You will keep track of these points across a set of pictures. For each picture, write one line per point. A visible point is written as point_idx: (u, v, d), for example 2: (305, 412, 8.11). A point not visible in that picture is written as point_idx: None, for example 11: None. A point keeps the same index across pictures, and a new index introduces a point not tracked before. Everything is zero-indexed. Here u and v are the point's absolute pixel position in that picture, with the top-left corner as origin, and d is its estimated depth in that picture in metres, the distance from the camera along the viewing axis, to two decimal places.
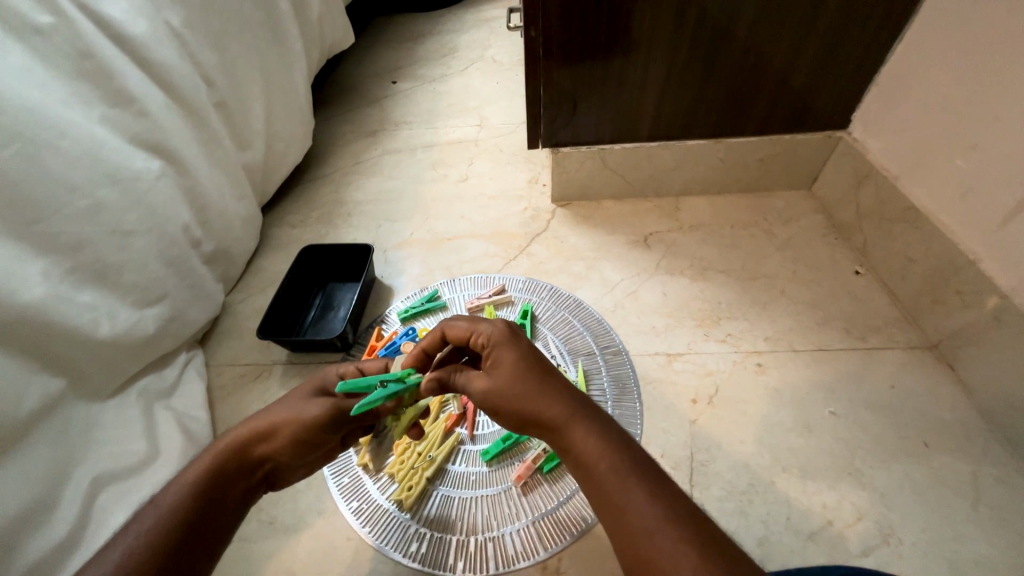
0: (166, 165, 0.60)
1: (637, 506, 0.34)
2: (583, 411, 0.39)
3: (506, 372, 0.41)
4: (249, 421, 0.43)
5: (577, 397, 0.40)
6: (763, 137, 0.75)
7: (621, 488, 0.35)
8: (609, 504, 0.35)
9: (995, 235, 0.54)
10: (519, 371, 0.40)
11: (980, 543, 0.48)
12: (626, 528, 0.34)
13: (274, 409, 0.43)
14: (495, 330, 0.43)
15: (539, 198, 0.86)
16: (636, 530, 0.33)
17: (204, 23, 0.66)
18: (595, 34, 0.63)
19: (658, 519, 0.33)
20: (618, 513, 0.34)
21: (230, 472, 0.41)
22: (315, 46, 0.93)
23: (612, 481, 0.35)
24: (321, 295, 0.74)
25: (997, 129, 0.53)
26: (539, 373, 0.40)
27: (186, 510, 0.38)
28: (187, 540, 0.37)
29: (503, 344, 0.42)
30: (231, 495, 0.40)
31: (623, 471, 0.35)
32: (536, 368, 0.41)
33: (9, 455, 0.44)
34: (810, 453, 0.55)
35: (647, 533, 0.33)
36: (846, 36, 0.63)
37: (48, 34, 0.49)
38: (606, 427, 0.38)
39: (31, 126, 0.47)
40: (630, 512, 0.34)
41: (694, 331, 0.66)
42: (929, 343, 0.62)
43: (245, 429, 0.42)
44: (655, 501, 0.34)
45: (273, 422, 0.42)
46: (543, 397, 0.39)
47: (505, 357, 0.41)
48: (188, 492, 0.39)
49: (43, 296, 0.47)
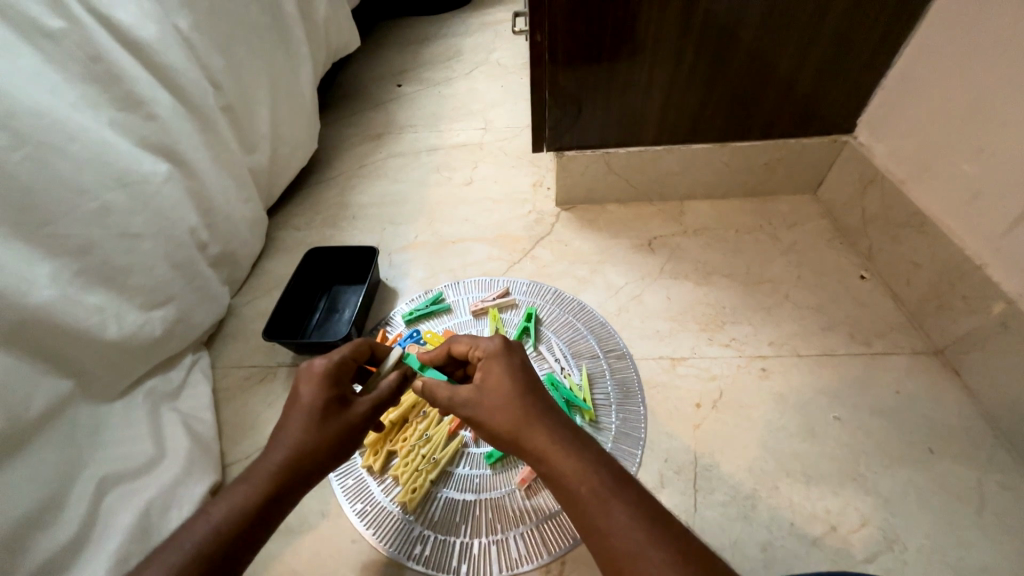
0: (173, 168, 0.60)
1: (619, 529, 0.34)
2: (563, 435, 0.39)
3: (492, 392, 0.41)
4: (279, 441, 0.41)
5: (556, 420, 0.40)
6: (769, 141, 0.75)
7: (605, 510, 0.35)
8: (593, 528, 0.35)
9: (1001, 240, 0.54)
10: (504, 390, 0.41)
11: (986, 551, 0.48)
12: (608, 552, 0.34)
13: (299, 428, 0.42)
14: (488, 346, 0.45)
15: (544, 201, 0.86)
16: (619, 554, 0.34)
17: (211, 27, 0.66)
18: (600, 38, 0.63)
19: (640, 543, 0.33)
20: (600, 537, 0.35)
21: (270, 496, 0.40)
22: (321, 49, 0.94)
23: (595, 504, 0.35)
24: (326, 297, 0.75)
25: (1004, 134, 0.53)
26: (525, 391, 0.41)
27: (229, 535, 0.38)
28: (234, 566, 0.37)
29: (484, 373, 0.43)
30: (273, 517, 0.40)
31: (603, 494, 0.36)
32: (522, 387, 0.41)
33: (18, 455, 0.44)
34: (814, 458, 0.55)
35: (629, 556, 0.33)
36: (852, 41, 0.63)
37: (58, 38, 0.50)
38: (591, 449, 0.38)
39: (42, 130, 0.48)
40: (612, 535, 0.34)
41: (698, 335, 0.66)
42: (934, 349, 0.62)
43: (277, 450, 0.41)
44: (636, 523, 0.34)
45: (306, 441, 0.41)
46: (523, 421, 0.39)
47: (493, 373, 0.42)
48: (234, 518, 0.38)
49: (52, 297, 0.47)
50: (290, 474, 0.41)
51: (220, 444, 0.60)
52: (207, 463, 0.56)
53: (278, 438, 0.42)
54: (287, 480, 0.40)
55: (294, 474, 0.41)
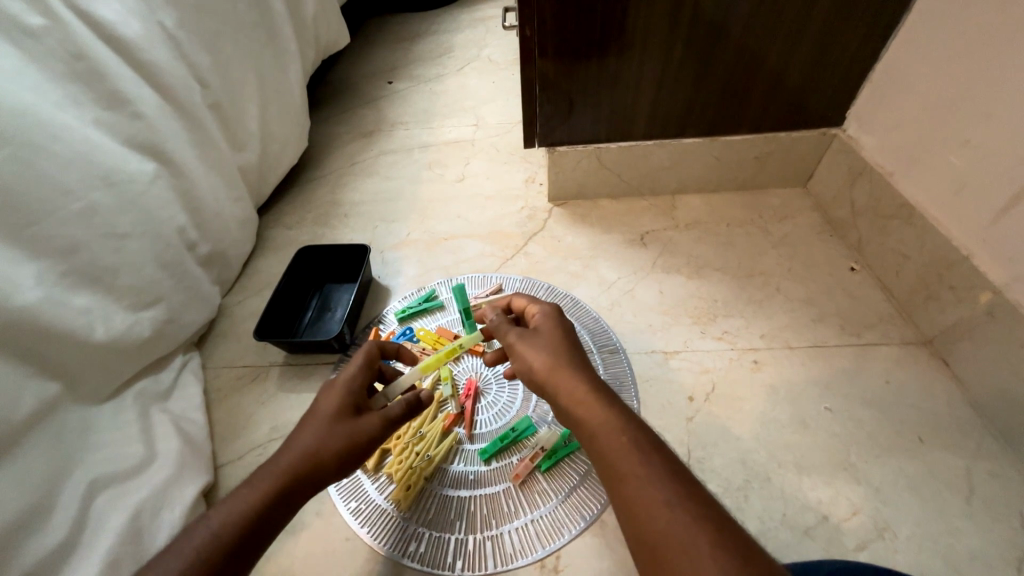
0: (160, 167, 0.60)
1: (645, 479, 0.34)
2: (598, 393, 0.40)
3: (536, 345, 0.44)
4: (286, 453, 0.42)
5: (599, 384, 0.41)
6: (758, 135, 0.75)
7: (632, 463, 0.35)
8: (619, 475, 0.35)
9: (988, 231, 0.55)
10: (549, 345, 0.44)
11: (973, 536, 0.49)
12: (638, 498, 0.34)
13: (314, 429, 0.42)
14: (544, 307, 0.48)
15: (536, 197, 0.86)
16: (642, 500, 0.34)
17: (198, 24, 0.66)
18: (590, 34, 0.63)
19: (670, 493, 0.33)
20: (625, 485, 0.35)
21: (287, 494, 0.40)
22: (309, 45, 0.93)
23: (634, 457, 0.36)
24: (318, 296, 0.74)
25: (989, 126, 0.53)
26: (570, 350, 0.44)
27: (233, 538, 0.38)
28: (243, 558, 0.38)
29: (550, 319, 0.47)
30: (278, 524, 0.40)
31: (632, 449, 0.36)
32: (569, 350, 0.43)
33: (7, 461, 0.44)
34: (805, 449, 0.55)
35: (655, 504, 0.33)
36: (839, 34, 0.63)
37: (40, 36, 0.49)
38: (629, 413, 0.39)
39: (23, 129, 0.47)
40: (650, 486, 0.34)
41: (691, 329, 0.66)
42: (923, 339, 0.63)
43: (284, 457, 0.41)
44: (662, 478, 0.34)
45: (312, 451, 0.41)
46: (565, 370, 0.42)
47: (546, 328, 0.46)
48: (245, 517, 0.39)
49: (38, 298, 0.47)
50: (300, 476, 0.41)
51: (211, 445, 0.59)
52: (199, 464, 0.56)
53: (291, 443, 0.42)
54: (292, 487, 0.40)
55: (299, 481, 0.41)
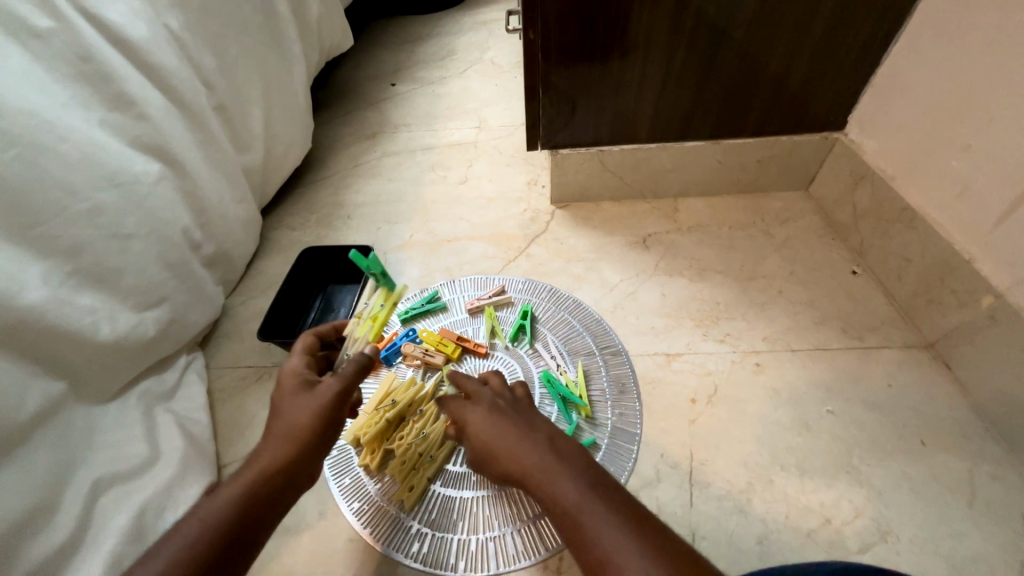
0: (165, 167, 0.60)
1: (598, 533, 0.34)
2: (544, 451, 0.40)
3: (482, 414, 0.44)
4: (268, 439, 0.41)
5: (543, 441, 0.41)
6: (760, 139, 0.75)
7: (585, 517, 0.35)
8: (574, 535, 0.35)
9: (990, 235, 0.55)
10: (491, 412, 0.44)
11: (976, 538, 0.49)
12: (596, 556, 0.33)
13: (285, 413, 0.42)
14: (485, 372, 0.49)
15: (538, 200, 0.86)
16: (600, 557, 0.33)
17: (203, 26, 0.66)
18: (593, 37, 0.63)
19: (626, 541, 0.33)
20: (582, 544, 0.34)
21: (278, 479, 0.40)
22: (313, 47, 0.93)
23: (575, 516, 0.35)
24: (321, 297, 0.75)
25: (991, 130, 0.53)
26: (513, 411, 0.44)
27: (227, 528, 0.37)
28: (239, 546, 0.36)
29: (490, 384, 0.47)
30: (278, 500, 0.39)
31: (583, 502, 0.36)
32: (508, 410, 0.44)
33: (13, 460, 0.44)
34: (808, 451, 0.55)
35: (611, 558, 0.33)
36: (842, 38, 0.63)
37: (48, 38, 0.49)
38: (576, 464, 0.39)
39: (31, 131, 0.47)
40: (594, 540, 0.34)
41: (693, 332, 0.67)
42: (925, 342, 0.63)
43: (268, 447, 0.41)
44: (615, 526, 0.34)
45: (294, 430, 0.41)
46: (513, 434, 0.42)
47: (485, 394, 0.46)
48: (237, 505, 0.38)
49: (44, 298, 0.47)
50: (288, 459, 0.40)
51: (214, 445, 0.59)
52: (203, 464, 0.56)
53: (269, 436, 0.41)
54: (279, 472, 0.40)
55: (288, 465, 0.40)
